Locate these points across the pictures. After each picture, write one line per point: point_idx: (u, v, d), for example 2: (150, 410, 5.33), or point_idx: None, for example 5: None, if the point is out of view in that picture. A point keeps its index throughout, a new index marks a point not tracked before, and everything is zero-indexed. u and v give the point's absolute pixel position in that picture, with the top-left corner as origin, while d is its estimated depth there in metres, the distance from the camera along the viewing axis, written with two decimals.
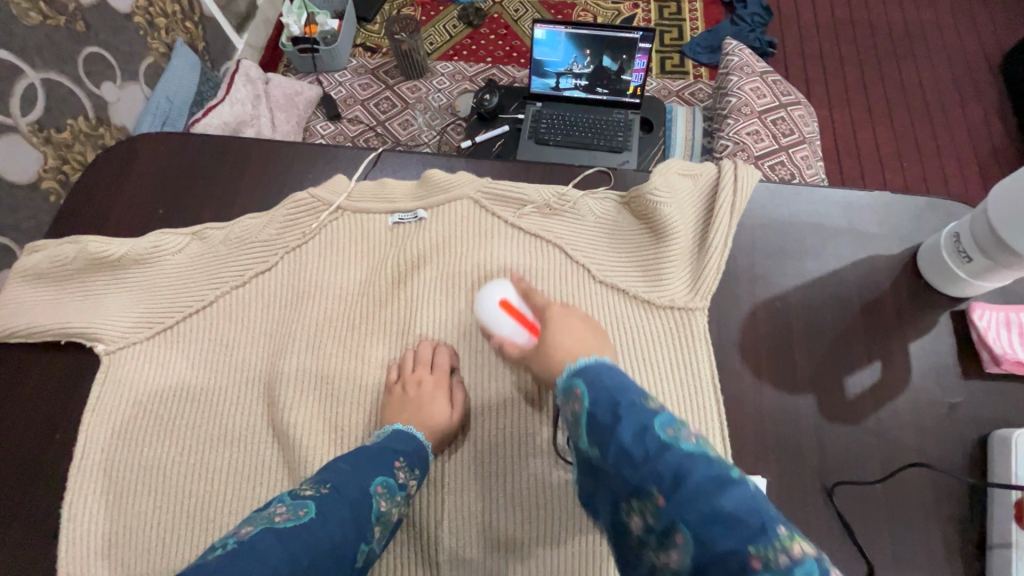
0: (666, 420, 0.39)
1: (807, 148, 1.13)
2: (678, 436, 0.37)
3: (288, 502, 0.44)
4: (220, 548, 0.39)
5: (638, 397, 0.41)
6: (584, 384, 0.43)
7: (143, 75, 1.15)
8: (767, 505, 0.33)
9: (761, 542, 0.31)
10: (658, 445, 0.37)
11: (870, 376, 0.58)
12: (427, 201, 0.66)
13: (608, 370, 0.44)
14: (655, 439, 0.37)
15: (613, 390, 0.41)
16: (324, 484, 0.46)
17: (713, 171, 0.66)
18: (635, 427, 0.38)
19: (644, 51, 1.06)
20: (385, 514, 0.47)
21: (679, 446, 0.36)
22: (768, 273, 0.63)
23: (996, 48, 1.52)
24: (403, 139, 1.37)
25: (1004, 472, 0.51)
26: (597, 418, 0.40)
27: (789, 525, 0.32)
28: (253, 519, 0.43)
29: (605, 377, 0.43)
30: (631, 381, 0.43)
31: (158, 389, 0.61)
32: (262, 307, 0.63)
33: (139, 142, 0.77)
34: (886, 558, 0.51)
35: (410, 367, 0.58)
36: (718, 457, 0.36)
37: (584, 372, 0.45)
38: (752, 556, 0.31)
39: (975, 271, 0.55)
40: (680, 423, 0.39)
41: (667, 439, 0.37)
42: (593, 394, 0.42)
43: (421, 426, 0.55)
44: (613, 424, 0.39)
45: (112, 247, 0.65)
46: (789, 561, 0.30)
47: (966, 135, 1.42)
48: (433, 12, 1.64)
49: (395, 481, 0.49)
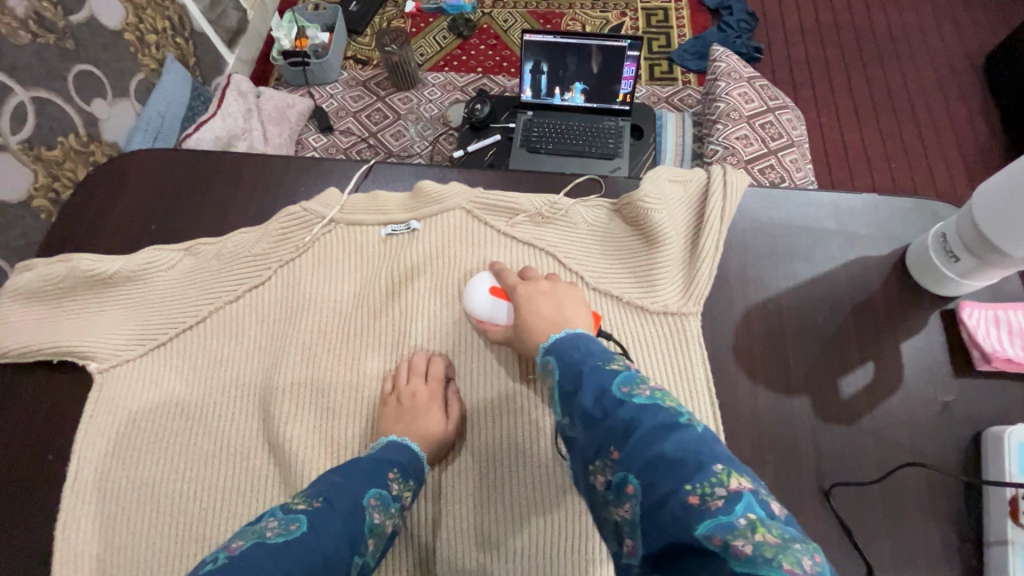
0: (625, 378, 0.42)
1: (796, 151, 1.14)
2: (633, 393, 0.40)
3: (280, 516, 0.43)
4: (210, 564, 0.39)
5: (600, 362, 0.44)
6: (555, 358, 0.46)
7: (134, 91, 1.15)
8: (712, 446, 0.36)
9: (698, 481, 0.34)
10: (614, 403, 0.40)
11: (864, 376, 0.58)
12: (420, 212, 0.66)
13: (576, 342, 0.47)
14: (611, 397, 0.40)
15: (577, 359, 0.45)
16: (317, 498, 0.45)
17: (702, 177, 0.67)
18: (595, 390, 0.41)
19: (633, 59, 1.07)
20: (379, 526, 0.47)
21: (632, 401, 0.39)
22: (760, 276, 0.63)
23: (978, 49, 1.55)
24: (395, 149, 1.38)
25: (998, 469, 0.52)
26: (565, 390, 0.43)
27: (728, 463, 0.35)
28: (244, 533, 0.42)
29: (572, 350, 0.46)
30: (597, 348, 0.46)
31: (151, 405, 0.60)
32: (256, 321, 0.63)
33: (130, 159, 0.77)
34: (884, 557, 0.51)
35: (404, 377, 0.58)
36: (670, 407, 0.39)
37: (553, 347, 0.48)
38: (689, 494, 0.33)
39: (964, 269, 0.56)
40: (638, 379, 0.41)
41: (621, 396, 0.40)
42: (561, 366, 0.45)
43: (416, 437, 0.54)
44: (578, 391, 0.42)
45: (104, 264, 0.64)
46: (726, 496, 0.33)
47: (951, 134, 1.44)
48: (423, 24, 1.66)
49: (389, 492, 0.49)
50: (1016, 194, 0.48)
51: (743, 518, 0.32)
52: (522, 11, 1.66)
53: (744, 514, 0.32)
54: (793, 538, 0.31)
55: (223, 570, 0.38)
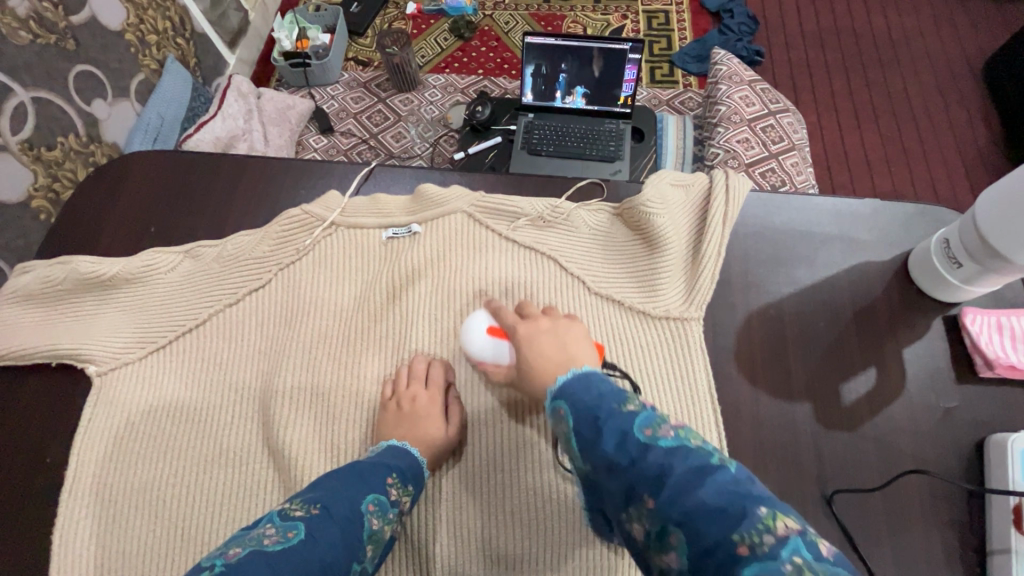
0: (644, 421, 0.40)
1: (797, 154, 1.14)
2: (656, 436, 0.38)
3: (278, 523, 0.43)
4: (206, 571, 0.38)
5: (615, 405, 0.42)
6: (566, 403, 0.44)
7: (134, 92, 1.15)
8: (748, 486, 0.34)
9: (744, 527, 0.31)
10: (639, 449, 0.38)
11: (865, 382, 0.58)
12: (421, 215, 0.66)
13: (586, 383, 0.45)
14: (635, 443, 0.38)
15: (591, 402, 0.43)
16: (314, 504, 0.45)
17: (705, 181, 0.66)
18: (615, 436, 0.39)
19: (634, 62, 1.07)
20: (378, 532, 0.47)
21: (657, 445, 0.37)
22: (762, 281, 0.63)
23: (979, 53, 1.55)
24: (396, 151, 1.38)
25: (1001, 476, 0.52)
26: (582, 436, 0.41)
27: (771, 504, 0.33)
28: (240, 540, 0.42)
29: (583, 392, 0.44)
30: (611, 388, 0.44)
31: (149, 409, 0.60)
32: (256, 325, 0.63)
33: (131, 161, 0.76)
34: (886, 564, 0.51)
35: (404, 382, 0.58)
36: (697, 447, 0.37)
37: (563, 391, 0.45)
38: (737, 543, 0.31)
39: (966, 275, 0.56)
40: (660, 420, 0.39)
41: (646, 441, 0.38)
42: (574, 411, 0.43)
43: (417, 442, 0.54)
44: (597, 438, 0.40)
45: (103, 267, 0.64)
46: (774, 542, 0.30)
47: (952, 138, 1.44)
48: (424, 26, 1.66)
49: (388, 498, 0.49)
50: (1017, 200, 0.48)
51: (789, 563, 0.30)
52: (523, 13, 1.66)
53: (792, 559, 0.30)
54: None
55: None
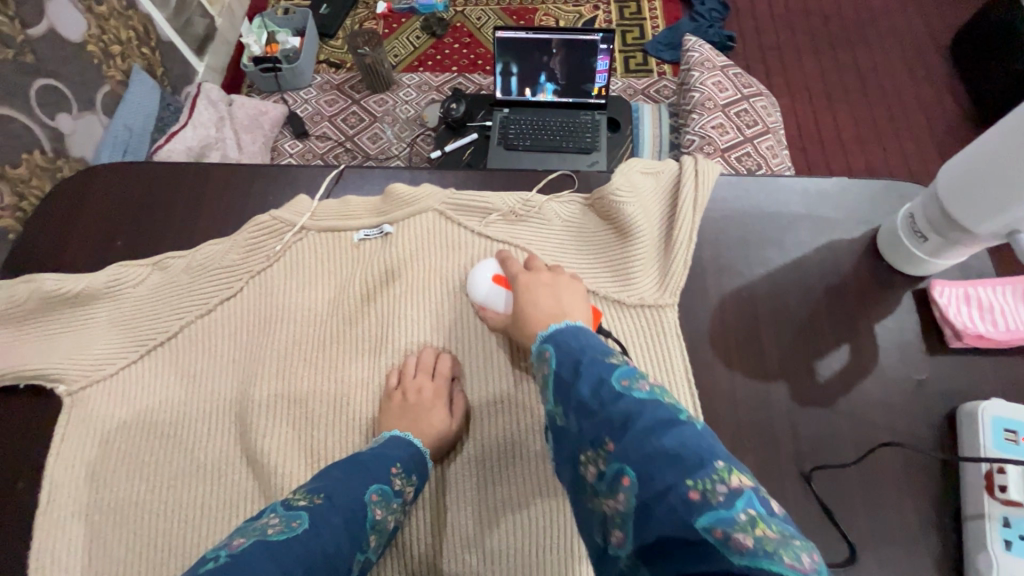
0: (624, 373, 0.42)
1: (771, 137, 1.15)
2: (632, 387, 0.40)
3: (281, 513, 0.44)
4: (212, 560, 0.38)
5: (598, 355, 0.44)
6: (553, 347, 0.46)
7: (100, 104, 1.13)
8: (708, 441, 0.36)
9: (698, 475, 0.34)
10: (613, 395, 0.40)
11: (839, 359, 0.58)
12: (391, 216, 0.66)
13: (576, 335, 0.47)
14: (610, 390, 0.40)
15: (576, 351, 0.45)
16: (318, 494, 0.45)
17: (674, 168, 0.67)
18: (593, 381, 0.41)
19: (605, 53, 1.07)
20: (381, 521, 0.47)
21: (631, 395, 0.39)
22: (734, 264, 0.63)
23: (946, 30, 1.57)
24: (373, 153, 1.37)
25: (972, 444, 0.52)
26: (562, 377, 0.44)
27: (728, 459, 0.35)
28: (245, 530, 0.42)
29: (572, 341, 0.46)
30: (594, 343, 0.46)
31: (123, 426, 0.59)
32: (229, 335, 0.62)
33: (95, 174, 0.75)
34: (866, 537, 0.52)
35: (410, 373, 0.58)
36: (668, 403, 0.39)
37: (552, 337, 0.48)
38: (690, 490, 0.33)
39: (932, 249, 0.56)
40: (637, 375, 0.42)
41: (621, 390, 0.40)
42: (559, 353, 0.45)
43: (418, 432, 0.54)
44: (575, 380, 0.42)
45: (68, 283, 0.62)
46: (727, 492, 0.33)
47: (923, 114, 1.46)
48: (396, 25, 1.64)
49: (392, 488, 0.49)
50: (987, 170, 0.48)
51: (743, 513, 0.32)
52: (495, 8, 1.65)
53: (744, 511, 0.32)
54: (793, 536, 0.32)
55: (226, 564, 0.38)
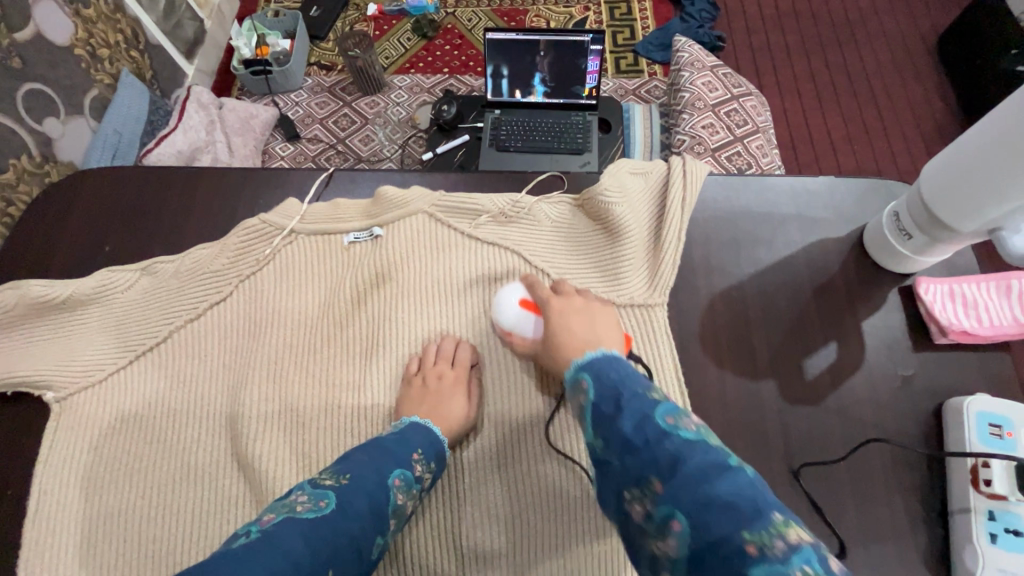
0: (666, 409, 0.41)
1: (761, 137, 1.16)
2: (678, 425, 0.39)
3: (309, 491, 0.44)
4: (244, 536, 0.39)
5: (639, 390, 0.43)
6: (591, 377, 0.46)
7: (88, 108, 1.12)
8: (764, 492, 0.34)
9: (757, 527, 0.32)
10: (657, 432, 0.39)
11: (827, 357, 0.59)
12: (381, 218, 0.66)
13: (614, 364, 0.47)
14: (654, 427, 0.39)
15: (616, 383, 0.44)
16: (344, 474, 0.46)
17: (662, 168, 0.67)
18: (635, 417, 0.40)
19: (596, 53, 1.09)
20: (401, 506, 0.47)
21: (677, 433, 0.38)
22: (724, 264, 0.64)
23: (932, 29, 1.59)
24: (365, 155, 1.37)
25: (958, 440, 0.53)
26: (602, 411, 0.43)
27: (784, 511, 0.33)
28: (274, 507, 0.43)
29: (611, 372, 0.46)
30: (634, 375, 0.46)
31: (113, 432, 0.59)
32: (219, 340, 0.62)
33: (82, 179, 0.74)
34: (855, 532, 0.52)
35: (431, 360, 0.58)
36: (717, 445, 0.38)
37: (589, 365, 0.48)
38: (747, 543, 0.32)
39: (917, 246, 0.57)
40: (681, 411, 0.40)
41: (666, 428, 0.39)
42: (599, 386, 0.45)
43: (438, 420, 0.54)
44: (616, 414, 0.42)
45: (54, 289, 0.62)
46: (786, 548, 0.31)
47: (911, 113, 1.48)
48: (387, 27, 1.64)
49: (412, 473, 0.49)
50: (979, 161, 0.48)
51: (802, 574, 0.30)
52: (486, 9, 1.65)
53: (803, 567, 0.31)
54: None
55: (258, 540, 0.38)
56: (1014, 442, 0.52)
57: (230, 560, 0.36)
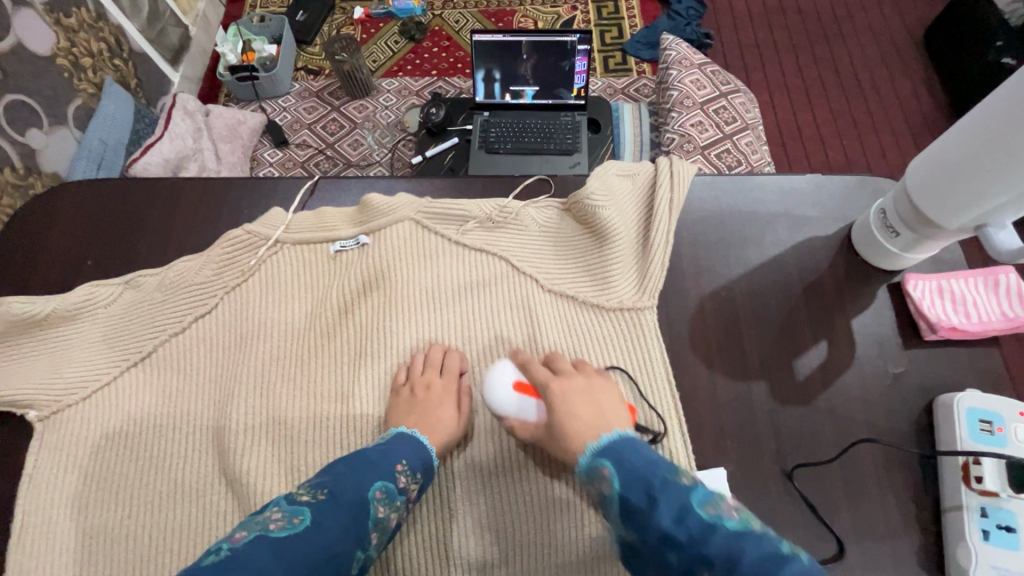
0: (703, 496, 0.42)
1: (751, 134, 1.16)
2: (720, 515, 0.41)
3: (285, 507, 0.44)
4: (214, 555, 0.39)
5: (670, 476, 0.44)
6: (612, 464, 0.46)
7: (72, 118, 1.10)
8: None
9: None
10: (702, 527, 0.40)
11: (818, 356, 0.59)
12: (368, 226, 0.65)
13: (633, 449, 0.46)
14: (696, 520, 0.40)
15: (644, 470, 0.44)
16: (321, 490, 0.45)
17: (649, 169, 0.67)
18: (674, 511, 0.41)
19: (583, 53, 1.09)
20: (384, 520, 0.47)
21: (723, 526, 0.40)
22: (713, 264, 0.64)
23: (918, 23, 1.60)
24: (354, 160, 1.36)
25: (949, 437, 0.53)
26: (634, 504, 0.43)
27: None
28: (248, 523, 0.43)
29: (632, 457, 0.45)
30: (658, 457, 0.46)
31: (98, 450, 0.58)
32: (206, 352, 0.61)
33: (63, 191, 0.73)
34: (848, 533, 0.52)
35: (419, 368, 0.58)
36: (760, 531, 0.39)
37: (609, 450, 0.47)
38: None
39: (904, 243, 0.57)
40: (718, 498, 0.42)
41: (710, 520, 0.40)
42: (622, 474, 0.44)
43: (424, 429, 0.54)
44: (652, 507, 0.42)
45: (36, 306, 0.61)
46: None
47: (899, 106, 1.48)
48: (374, 30, 1.63)
49: (395, 486, 0.48)
50: (968, 158, 0.48)
51: None
52: (473, 10, 1.65)
53: None
54: None
55: (226, 562, 0.38)
56: (1005, 438, 0.52)
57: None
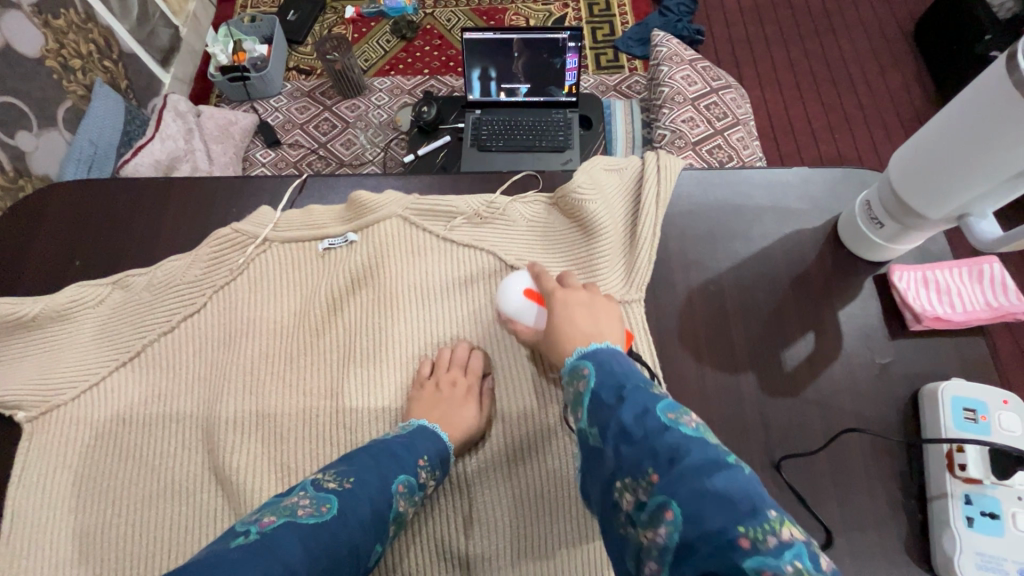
0: (667, 405, 0.40)
1: (742, 129, 1.16)
2: (678, 420, 0.39)
3: (311, 493, 0.43)
4: (243, 537, 0.38)
5: (643, 384, 0.42)
6: (593, 364, 0.45)
7: (62, 120, 1.10)
8: (758, 490, 0.34)
9: (751, 524, 0.32)
10: (658, 426, 0.38)
11: (805, 347, 0.59)
12: (356, 223, 0.65)
13: (617, 359, 0.46)
14: (655, 420, 0.39)
15: (619, 376, 0.43)
16: (347, 478, 0.45)
17: (636, 164, 0.67)
18: (637, 408, 0.40)
19: (574, 50, 1.08)
20: (402, 513, 0.47)
21: (678, 428, 0.38)
22: (701, 258, 0.64)
23: (908, 17, 1.60)
24: (347, 159, 1.36)
25: (934, 426, 0.53)
26: (602, 400, 0.42)
27: (779, 509, 0.33)
28: (274, 508, 0.42)
29: (614, 364, 0.45)
30: (637, 368, 0.45)
31: (88, 450, 0.58)
32: (195, 351, 0.61)
33: (52, 192, 0.73)
34: (836, 523, 0.53)
35: (443, 365, 0.58)
36: (716, 445, 0.37)
37: (593, 355, 0.47)
38: (741, 536, 0.31)
39: (889, 234, 0.57)
40: (682, 409, 0.40)
41: (667, 422, 0.38)
42: (600, 373, 0.44)
43: (447, 426, 0.54)
44: (617, 404, 0.41)
45: (24, 306, 0.61)
46: (778, 542, 0.31)
47: (889, 101, 1.49)
48: (365, 29, 1.63)
49: (416, 480, 0.49)
50: (949, 146, 0.48)
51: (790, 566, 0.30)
52: (465, 9, 1.65)
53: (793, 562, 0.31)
54: None
55: (257, 545, 0.37)
56: (989, 425, 0.53)
57: (224, 563, 0.35)
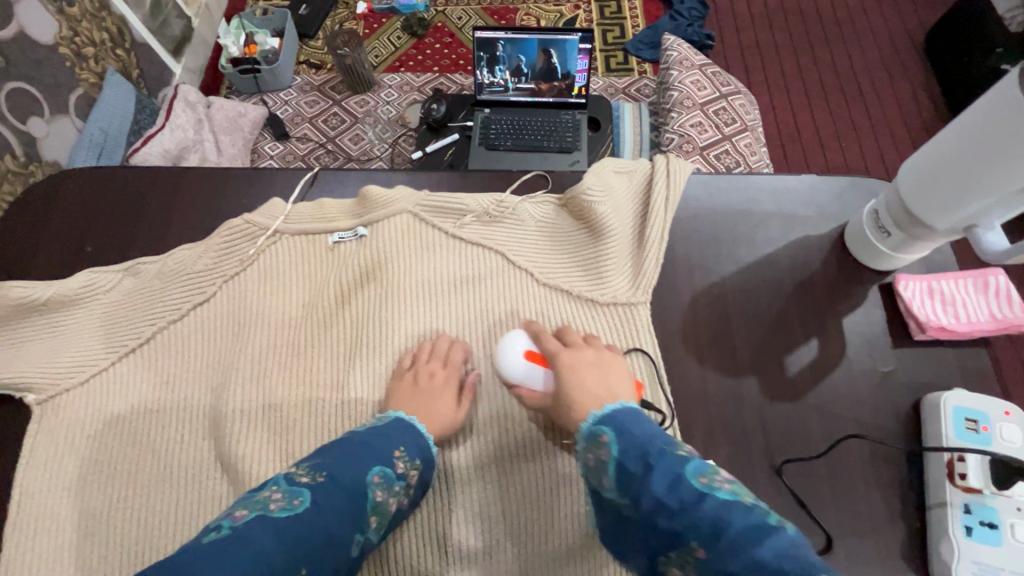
0: (696, 469, 0.42)
1: (750, 135, 1.17)
2: (712, 485, 0.41)
3: (283, 488, 0.44)
4: (214, 532, 0.39)
5: (667, 447, 0.44)
6: (612, 431, 0.46)
7: (74, 107, 1.11)
8: (804, 550, 0.35)
9: None
10: (694, 495, 0.40)
11: (808, 353, 0.60)
12: (366, 218, 0.66)
13: (636, 419, 0.47)
14: (690, 488, 0.40)
15: (643, 439, 0.45)
16: (320, 472, 0.45)
17: (646, 167, 0.68)
18: (668, 479, 0.41)
19: (586, 52, 1.08)
20: (382, 503, 0.47)
21: (714, 495, 0.40)
22: (706, 262, 0.64)
23: (918, 28, 1.60)
24: (355, 154, 1.37)
25: (936, 434, 0.54)
26: (630, 471, 0.43)
27: None
28: (247, 502, 0.43)
29: (634, 426, 0.46)
30: (660, 431, 0.47)
31: (95, 434, 0.58)
32: (203, 340, 0.62)
33: (63, 179, 0.74)
34: (834, 528, 0.53)
35: (424, 357, 0.57)
36: (750, 503, 0.39)
37: (612, 419, 0.47)
38: None
39: (895, 244, 0.58)
40: (711, 471, 0.42)
41: (702, 489, 0.40)
42: (622, 442, 0.45)
43: (424, 418, 0.54)
44: (647, 474, 0.42)
45: (34, 291, 0.61)
46: None
47: (898, 111, 1.49)
48: (376, 25, 1.64)
49: (394, 470, 0.48)
50: (959, 163, 0.48)
51: None
52: (476, 7, 1.65)
53: None
54: None
55: (226, 540, 0.38)
56: (990, 436, 0.53)
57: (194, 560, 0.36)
